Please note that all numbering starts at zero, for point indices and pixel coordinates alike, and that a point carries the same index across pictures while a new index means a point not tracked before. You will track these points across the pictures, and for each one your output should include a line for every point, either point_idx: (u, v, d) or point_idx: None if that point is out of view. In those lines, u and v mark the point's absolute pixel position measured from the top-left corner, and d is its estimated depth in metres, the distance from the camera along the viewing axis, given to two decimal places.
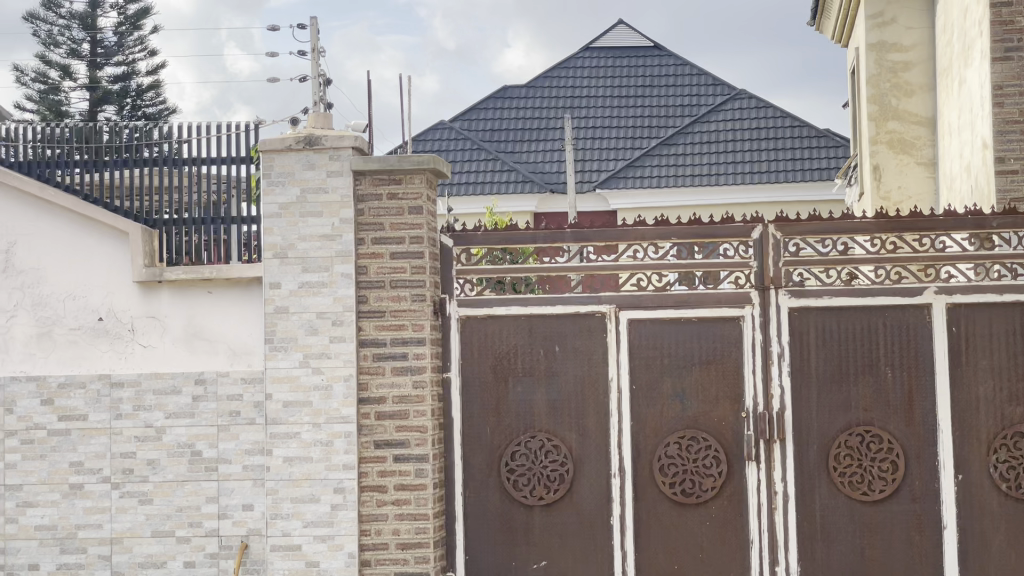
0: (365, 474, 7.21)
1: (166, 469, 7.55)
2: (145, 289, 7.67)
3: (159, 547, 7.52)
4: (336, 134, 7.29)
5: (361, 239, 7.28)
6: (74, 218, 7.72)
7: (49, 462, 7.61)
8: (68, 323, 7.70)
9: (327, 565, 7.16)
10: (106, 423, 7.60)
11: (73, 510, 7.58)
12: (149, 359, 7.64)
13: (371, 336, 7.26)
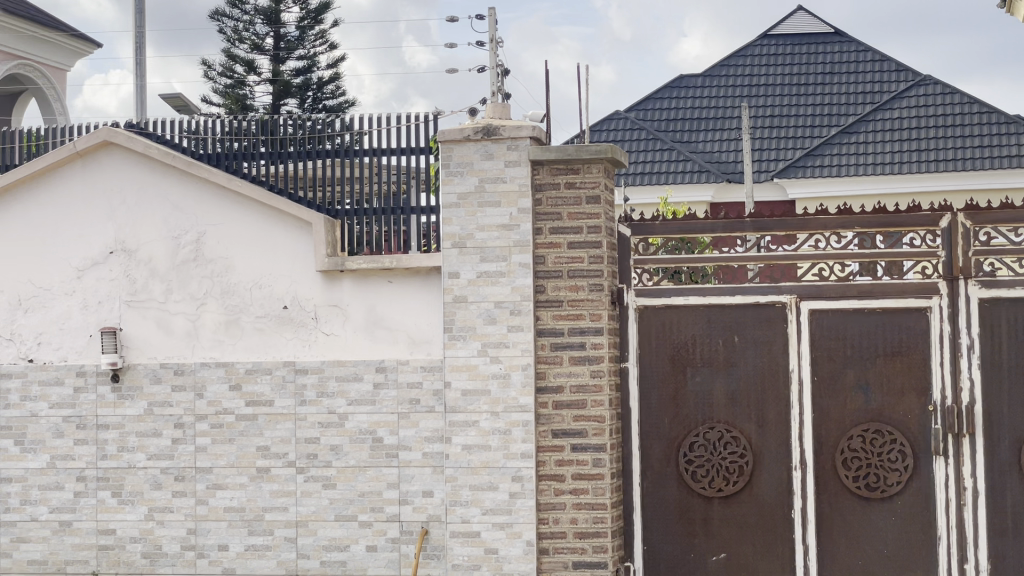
0: (543, 464, 7.24)
1: (348, 455, 7.68)
2: (328, 278, 7.81)
3: (343, 531, 7.66)
4: (514, 125, 7.31)
5: (537, 230, 7.31)
6: (262, 209, 7.91)
7: (238, 446, 7.82)
8: (255, 311, 7.90)
9: (506, 553, 7.21)
10: (291, 409, 7.77)
11: (260, 493, 7.78)
12: (332, 346, 7.79)
13: (548, 326, 7.28)
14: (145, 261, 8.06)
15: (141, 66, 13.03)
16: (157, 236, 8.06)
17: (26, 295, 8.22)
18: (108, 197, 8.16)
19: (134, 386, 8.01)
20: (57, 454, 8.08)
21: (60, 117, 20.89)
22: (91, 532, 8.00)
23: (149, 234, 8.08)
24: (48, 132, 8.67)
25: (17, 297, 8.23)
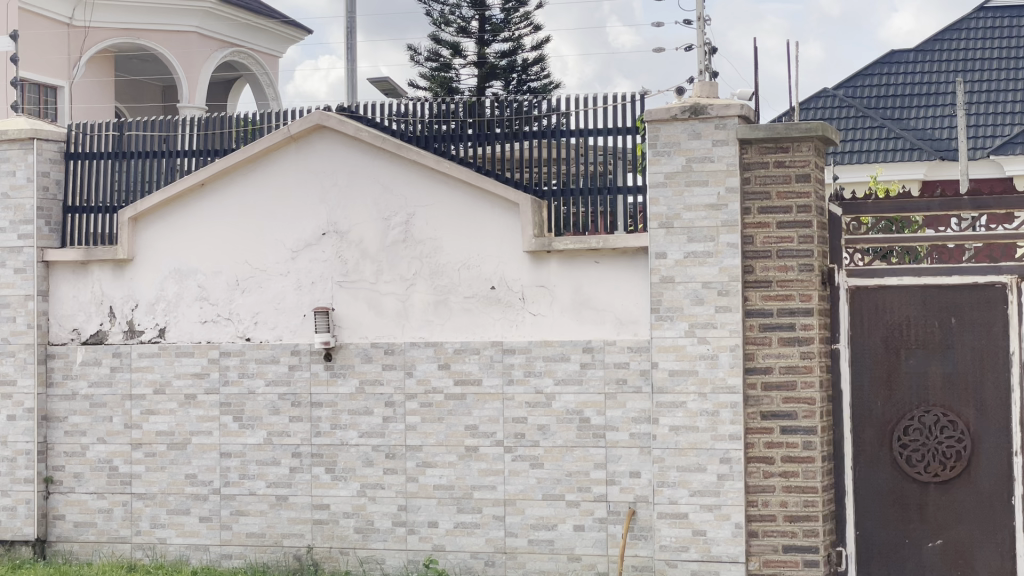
0: (752, 446, 7.16)
1: (556, 435, 7.73)
2: (535, 258, 7.84)
3: (551, 510, 7.72)
4: (722, 103, 7.22)
5: (747, 209, 7.22)
6: (470, 191, 7.99)
7: (447, 424, 7.94)
8: (463, 292, 7.99)
9: (714, 535, 7.15)
10: (499, 388, 7.85)
11: (469, 472, 7.89)
12: (539, 327, 7.83)
13: (757, 307, 7.19)
14: (357, 243, 8.23)
15: (353, 51, 13.26)
16: (368, 218, 8.22)
17: (243, 276, 8.49)
18: (320, 179, 8.35)
19: (345, 365, 8.19)
20: (274, 431, 8.33)
21: (273, 101, 21.50)
22: (307, 506, 8.23)
23: (360, 216, 8.24)
24: (262, 117, 8.86)
25: (235, 278, 8.51)
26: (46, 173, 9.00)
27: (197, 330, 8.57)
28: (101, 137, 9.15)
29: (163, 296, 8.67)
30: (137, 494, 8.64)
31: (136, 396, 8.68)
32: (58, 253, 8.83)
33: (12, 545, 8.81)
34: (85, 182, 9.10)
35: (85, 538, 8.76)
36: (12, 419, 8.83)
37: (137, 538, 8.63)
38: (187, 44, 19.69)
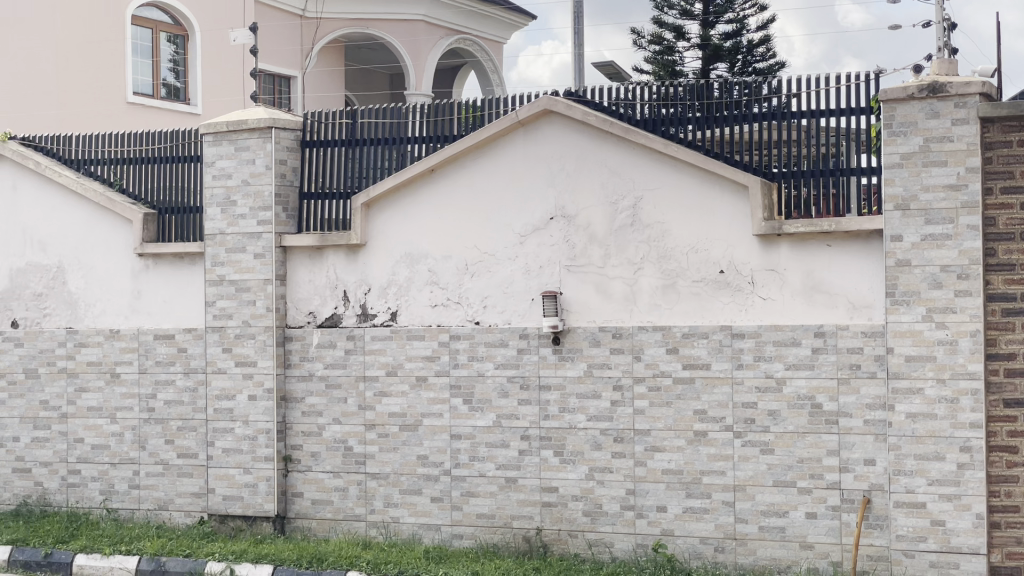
0: (995, 434, 6.94)
1: (787, 421, 7.62)
2: (766, 242, 7.71)
3: (782, 497, 7.62)
4: (962, 81, 6.98)
5: (988, 189, 6.99)
6: (698, 174, 7.91)
7: (675, 409, 7.92)
8: (692, 275, 7.93)
9: (954, 526, 6.96)
10: (729, 373, 7.78)
11: (698, 456, 7.85)
12: (769, 311, 7.71)
13: (1000, 291, 6.96)
14: (585, 227, 8.24)
15: (581, 35, 13.24)
16: (596, 201, 8.21)
17: (473, 260, 8.61)
18: (547, 164, 8.38)
19: (574, 349, 8.23)
20: (503, 414, 8.44)
21: (497, 87, 21.71)
22: (536, 488, 8.32)
23: (587, 200, 8.24)
24: (486, 103, 8.92)
25: (465, 262, 8.64)
26: (283, 161, 9.23)
27: (429, 314, 8.74)
28: (333, 125, 9.34)
29: (395, 281, 8.86)
30: (371, 474, 8.86)
31: (370, 378, 8.88)
32: (295, 238, 9.08)
33: (254, 520, 9.12)
34: (320, 169, 9.34)
35: (322, 515, 9.02)
36: (253, 399, 9.14)
37: (371, 516, 8.86)
38: (415, 32, 19.97)
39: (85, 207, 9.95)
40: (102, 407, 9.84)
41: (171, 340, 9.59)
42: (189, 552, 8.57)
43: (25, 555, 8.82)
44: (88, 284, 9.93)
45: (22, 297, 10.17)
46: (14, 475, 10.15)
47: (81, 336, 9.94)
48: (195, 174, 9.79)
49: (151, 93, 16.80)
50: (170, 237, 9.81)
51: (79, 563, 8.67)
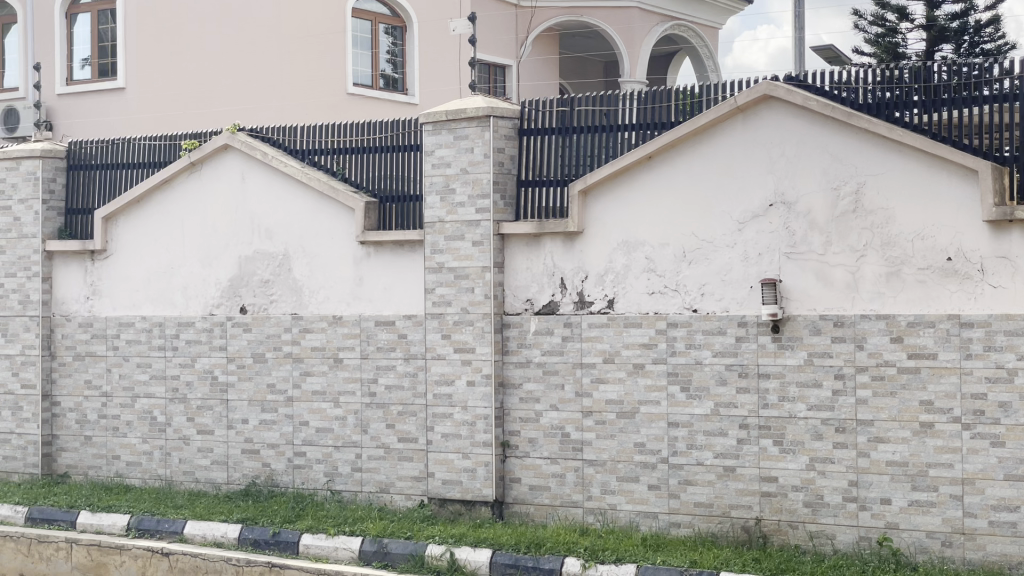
0: None
1: (1018, 413, 7.38)
2: (997, 229, 7.46)
3: (1013, 491, 7.39)
4: None
5: None
6: (924, 158, 7.70)
7: (900, 400, 7.74)
8: (918, 263, 7.73)
9: None
10: (956, 363, 7.57)
11: (924, 448, 7.66)
12: (1000, 300, 7.46)
13: None
14: (805, 214, 8.10)
15: (801, 18, 13.00)
16: (817, 188, 8.07)
17: (690, 247, 8.55)
18: (767, 150, 8.26)
19: (794, 338, 8.11)
20: (721, 402, 8.37)
21: (712, 73, 21.52)
22: (755, 478, 8.24)
23: (808, 186, 8.10)
24: (702, 89, 8.82)
25: (682, 250, 8.59)
26: (501, 149, 9.31)
27: (646, 302, 8.73)
28: (550, 113, 9.37)
29: (612, 269, 8.87)
30: (588, 460, 8.91)
31: (587, 365, 8.93)
32: (513, 226, 9.16)
33: (472, 505, 9.25)
34: (537, 158, 9.39)
35: (539, 500, 9.11)
36: (472, 385, 9.26)
37: (589, 503, 8.90)
38: (629, 19, 19.87)
39: (310, 196, 10.20)
40: (326, 391, 10.09)
41: (392, 327, 9.79)
42: (410, 534, 8.75)
43: (254, 534, 9.14)
44: (312, 272, 10.21)
45: (250, 284, 10.50)
46: (243, 456, 10.48)
47: (306, 322, 10.22)
48: (414, 163, 9.96)
49: (371, 83, 17.15)
50: (390, 225, 10.01)
51: (305, 542, 8.92)
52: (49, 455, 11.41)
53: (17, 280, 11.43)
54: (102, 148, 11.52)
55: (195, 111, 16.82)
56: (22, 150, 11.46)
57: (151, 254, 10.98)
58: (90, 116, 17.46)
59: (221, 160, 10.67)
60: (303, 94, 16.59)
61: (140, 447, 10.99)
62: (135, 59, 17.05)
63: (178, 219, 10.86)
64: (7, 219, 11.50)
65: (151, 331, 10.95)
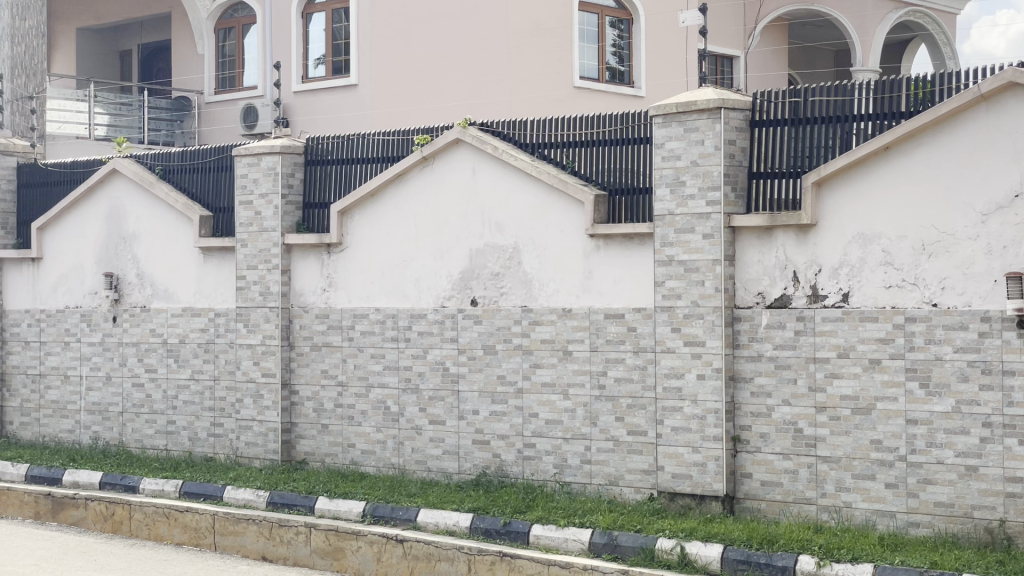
0: None
1: None
2: None
3: None
4: None
5: None
6: None
7: None
8: None
9: None
10: None
11: None
12: None
13: None
14: None
15: None
16: None
17: (930, 241, 8.34)
18: (1012, 139, 7.98)
19: None
20: (963, 399, 8.15)
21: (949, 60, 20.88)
22: (999, 478, 7.98)
23: None
24: (940, 78, 8.56)
25: (921, 243, 8.38)
26: (732, 141, 9.20)
27: (883, 295, 8.54)
28: (782, 104, 9.22)
29: (848, 261, 8.71)
30: (822, 457, 8.76)
31: (821, 359, 8.78)
32: (745, 219, 9.07)
33: (703, 500, 9.19)
34: (769, 150, 9.25)
35: (772, 497, 9.00)
36: (702, 378, 9.19)
37: (822, 500, 8.76)
38: None
39: (540, 189, 10.27)
40: (556, 383, 10.16)
41: (621, 319, 9.80)
42: (640, 527, 8.73)
43: (486, 523, 9.25)
44: (541, 265, 10.27)
45: (480, 277, 10.63)
46: (474, 447, 10.62)
47: (536, 314, 10.30)
48: (644, 156, 9.93)
49: (596, 77, 17.32)
50: (620, 218, 10.00)
51: (535, 533, 8.99)
52: (288, 442, 11.76)
53: (258, 272, 11.81)
54: (338, 143, 11.76)
55: (424, 108, 17.14)
56: (262, 146, 11.80)
57: (386, 247, 11.23)
58: (328, 112, 17.94)
59: (453, 155, 10.81)
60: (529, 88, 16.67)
61: (375, 436, 11.23)
62: (370, 58, 17.45)
63: (411, 212, 11.07)
64: (249, 213, 11.88)
65: (384, 323, 11.21)
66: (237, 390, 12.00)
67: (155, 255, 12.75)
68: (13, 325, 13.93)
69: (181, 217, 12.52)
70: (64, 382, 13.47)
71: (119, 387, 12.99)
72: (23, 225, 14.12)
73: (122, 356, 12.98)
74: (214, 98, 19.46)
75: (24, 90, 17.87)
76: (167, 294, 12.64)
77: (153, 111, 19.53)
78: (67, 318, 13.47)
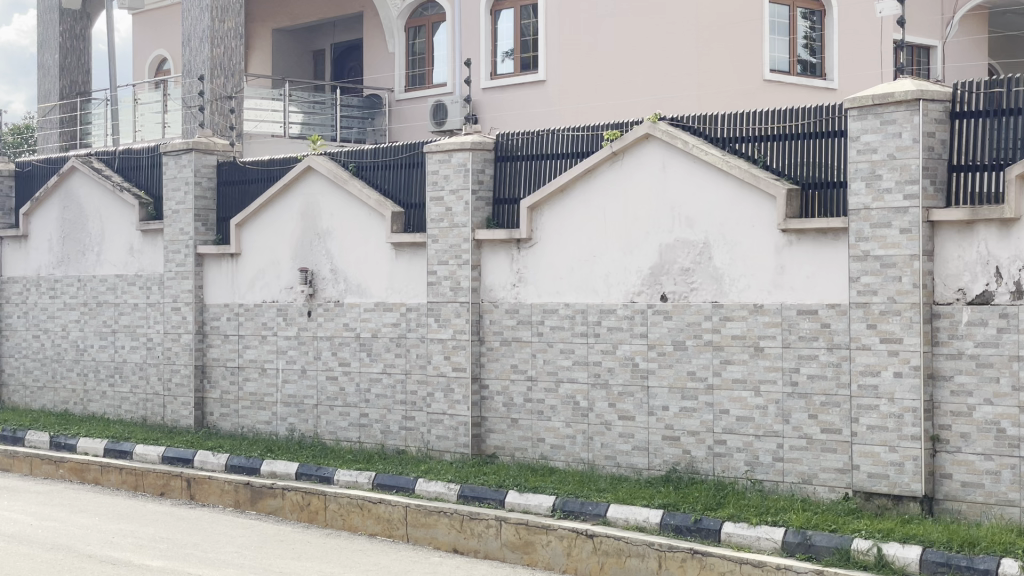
0: None
1: None
2: None
3: None
4: None
5: None
6: None
7: None
8: None
9: None
10: None
11: None
12: None
13: None
14: None
15: None
16: None
17: None
18: None
19: None
20: None
21: None
22: None
23: None
24: None
25: None
26: (931, 134, 9.00)
27: None
28: (982, 95, 8.97)
29: None
30: None
31: None
32: (945, 213, 8.85)
33: (900, 500, 9.00)
34: (968, 142, 9.00)
35: (973, 498, 8.77)
36: (899, 376, 9.00)
37: None
38: None
39: (731, 185, 10.16)
40: (747, 379, 10.05)
41: (815, 315, 9.66)
42: (835, 527, 8.58)
43: (676, 520, 9.21)
44: (733, 260, 10.17)
45: (671, 272, 10.58)
46: (664, 443, 10.58)
47: (727, 310, 10.21)
48: (838, 150, 9.73)
49: (787, 69, 17.15)
50: (813, 212, 9.83)
51: (727, 530, 8.90)
52: (478, 436, 11.88)
53: (449, 267, 11.96)
54: (527, 139, 11.79)
55: (611, 103, 17.15)
56: (453, 143, 11.91)
57: (575, 242, 11.26)
58: (515, 109, 18.08)
59: (643, 150, 10.77)
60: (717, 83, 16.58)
61: (564, 431, 11.27)
62: (557, 54, 17.54)
63: (601, 208, 11.07)
64: (440, 209, 12.03)
65: (574, 318, 11.24)
66: (428, 383, 12.16)
67: (348, 252, 12.98)
68: (214, 319, 14.34)
69: (374, 213, 12.73)
70: (261, 375, 13.81)
71: (314, 379, 13.27)
72: (221, 222, 14.52)
73: (317, 350, 13.26)
74: (404, 95, 19.75)
75: (223, 90, 18.62)
76: (361, 290, 12.87)
77: (345, 110, 19.87)
78: (264, 312, 13.81)
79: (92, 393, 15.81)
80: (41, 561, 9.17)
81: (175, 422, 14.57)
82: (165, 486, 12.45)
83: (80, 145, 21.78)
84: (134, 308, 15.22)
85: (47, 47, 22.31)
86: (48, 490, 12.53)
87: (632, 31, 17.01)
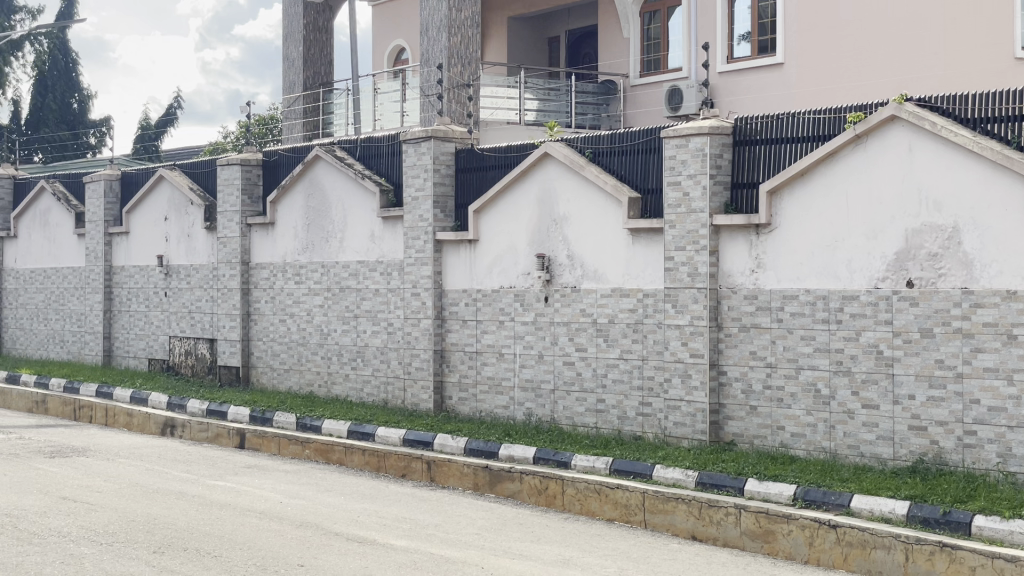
0: None
1: None
2: None
3: None
4: None
5: None
6: None
7: None
8: None
9: None
10: None
11: None
12: None
13: None
14: None
15: None
16: None
17: None
18: None
19: None
20: None
21: None
22: None
23: None
24: None
25: None
26: None
27: None
28: None
29: None
30: None
31: None
32: None
33: None
34: None
35: None
36: None
37: None
38: None
39: (983, 167, 9.82)
40: (999, 368, 9.69)
41: None
42: None
43: (924, 512, 8.92)
44: (984, 245, 9.81)
45: (918, 257, 10.28)
46: (910, 433, 10.30)
47: (977, 296, 9.85)
48: None
49: None
50: None
51: (978, 524, 8.57)
52: (716, 423, 11.77)
53: (686, 253, 11.88)
54: (766, 123, 11.59)
55: (850, 85, 16.98)
56: (691, 127, 11.82)
57: (817, 226, 11.05)
58: (753, 92, 18.16)
59: (889, 132, 10.49)
60: (966, 63, 15.75)
61: (805, 419, 11.08)
62: (796, 35, 17.54)
63: (843, 191, 10.84)
64: (678, 194, 11.95)
65: (815, 305, 11.03)
66: (666, 369, 12.11)
67: (585, 238, 13.01)
68: (452, 305, 14.55)
69: (611, 199, 12.71)
70: (499, 360, 13.97)
71: (551, 365, 13.35)
72: (459, 209, 14.72)
73: (554, 335, 13.34)
74: (638, 81, 19.74)
75: (460, 78, 19.16)
76: (598, 275, 12.87)
77: (580, 97, 19.96)
78: (502, 298, 13.96)
79: (335, 376, 16.23)
80: (292, 537, 9.44)
81: (416, 405, 14.84)
82: (406, 468, 12.69)
83: (322, 134, 22.37)
84: (375, 293, 15.55)
85: (291, 39, 22.96)
86: (295, 469, 12.91)
87: (872, 11, 16.68)
